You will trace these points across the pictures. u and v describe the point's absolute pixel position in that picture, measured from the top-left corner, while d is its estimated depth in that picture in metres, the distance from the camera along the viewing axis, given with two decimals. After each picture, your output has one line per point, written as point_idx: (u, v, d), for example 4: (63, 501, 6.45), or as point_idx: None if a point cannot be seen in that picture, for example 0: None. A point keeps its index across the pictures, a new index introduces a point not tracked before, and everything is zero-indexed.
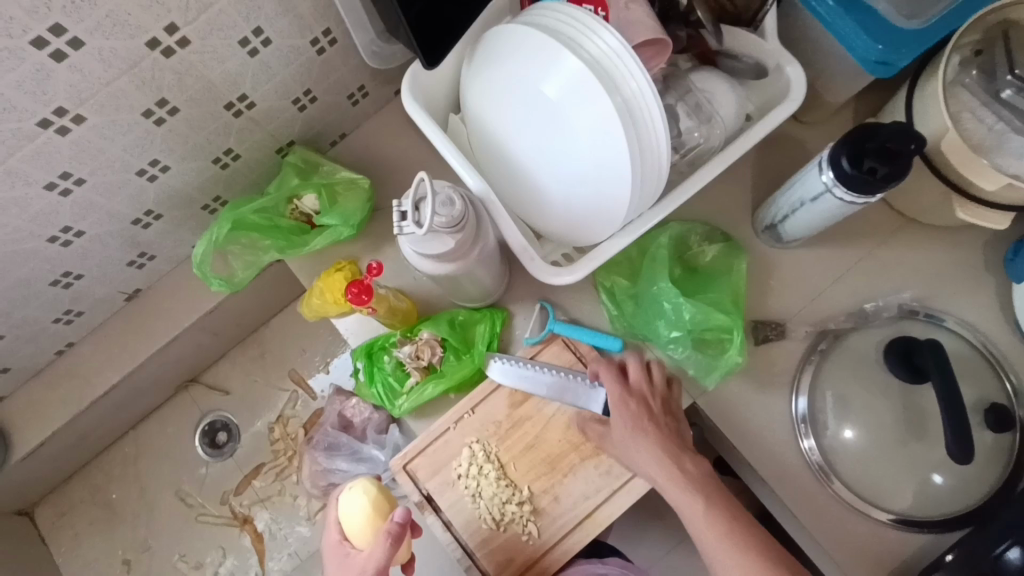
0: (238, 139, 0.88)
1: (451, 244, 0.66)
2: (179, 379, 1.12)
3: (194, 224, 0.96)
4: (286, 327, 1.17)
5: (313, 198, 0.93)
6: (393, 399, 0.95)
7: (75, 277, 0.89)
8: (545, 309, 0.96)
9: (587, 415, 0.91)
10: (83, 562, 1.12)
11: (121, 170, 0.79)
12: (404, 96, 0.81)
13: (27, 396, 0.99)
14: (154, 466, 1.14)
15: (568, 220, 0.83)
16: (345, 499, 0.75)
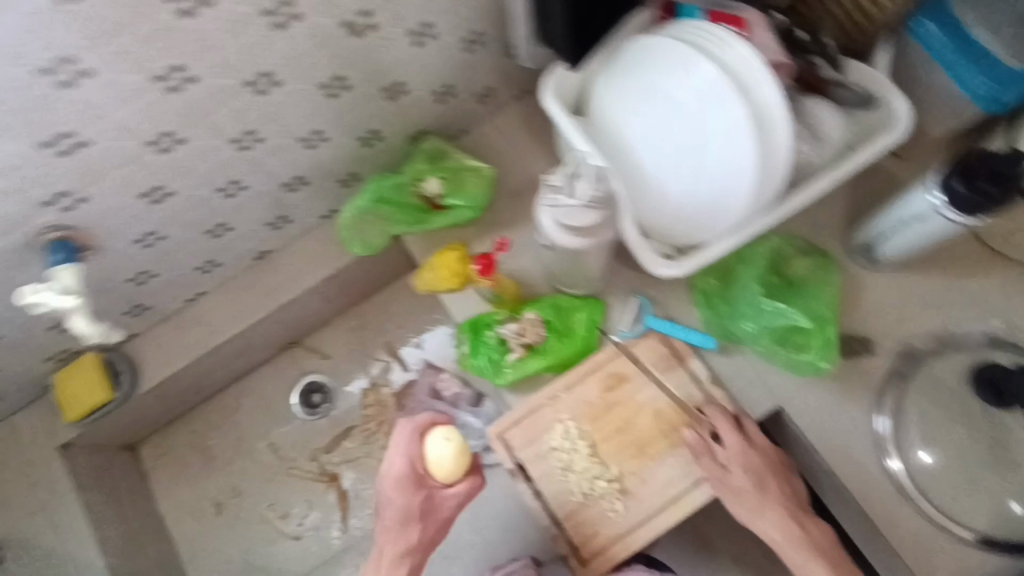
0: (384, 122, 0.96)
1: (594, 217, 0.70)
2: (285, 340, 1.21)
3: (328, 195, 1.04)
4: (386, 302, 1.25)
5: (436, 181, 1.01)
6: (497, 373, 1.00)
7: (226, 230, 0.98)
8: (642, 304, 1.01)
9: (677, 404, 0.96)
10: (179, 499, 1.20)
11: (287, 136, 0.86)
12: (542, 93, 0.86)
13: (158, 337, 1.08)
14: (251, 419, 1.22)
15: (678, 221, 0.87)
16: (434, 448, 0.79)
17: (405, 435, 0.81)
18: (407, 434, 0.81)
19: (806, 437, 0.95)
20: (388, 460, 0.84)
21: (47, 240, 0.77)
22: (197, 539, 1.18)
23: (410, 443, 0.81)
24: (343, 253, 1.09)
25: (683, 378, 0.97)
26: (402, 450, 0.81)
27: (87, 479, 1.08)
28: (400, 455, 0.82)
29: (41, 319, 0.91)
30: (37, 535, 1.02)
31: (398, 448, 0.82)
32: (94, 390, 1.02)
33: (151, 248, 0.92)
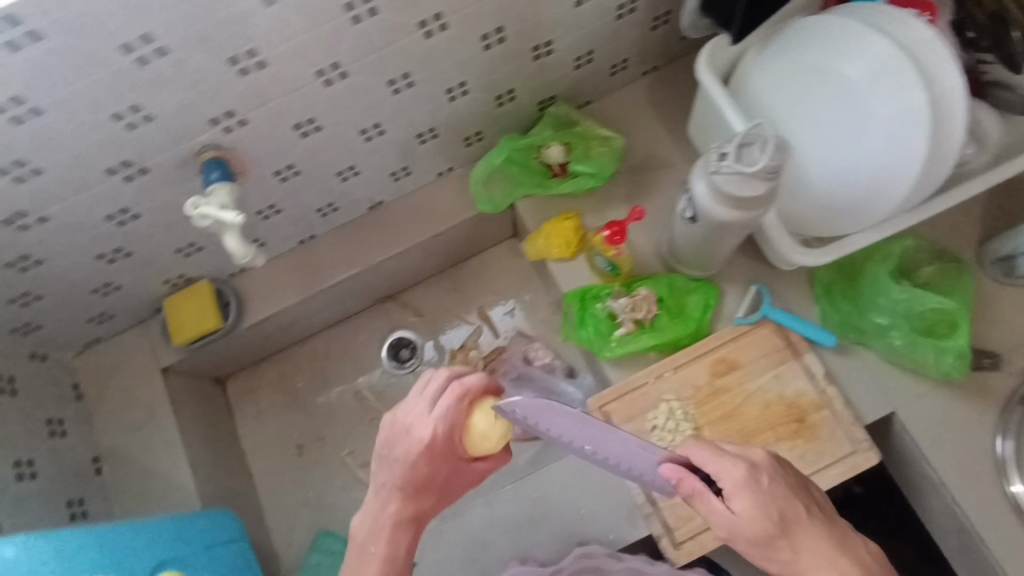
0: (523, 82, 0.95)
1: (763, 190, 0.69)
2: (381, 293, 1.22)
3: (451, 152, 1.04)
4: (482, 267, 1.26)
5: (558, 147, 1.00)
6: (603, 346, 0.99)
7: (352, 174, 0.98)
8: (761, 292, 0.99)
9: (787, 398, 0.94)
10: (262, 437, 1.22)
11: (435, 85, 0.87)
12: (698, 62, 0.85)
13: (267, 276, 1.10)
14: (339, 366, 1.24)
15: (822, 207, 0.84)
16: (483, 424, 0.70)
17: (450, 404, 0.69)
18: (452, 404, 0.69)
19: (917, 446, 0.93)
20: (415, 423, 0.69)
21: (205, 158, 0.78)
22: (276, 477, 1.20)
23: (453, 414, 0.69)
24: (455, 212, 1.09)
25: (797, 371, 0.95)
26: (442, 420, 0.69)
27: (183, 404, 1.09)
28: (438, 424, 0.69)
29: (172, 240, 0.93)
30: (138, 452, 1.05)
31: (437, 416, 0.69)
32: (204, 318, 1.04)
33: (286, 182, 0.92)
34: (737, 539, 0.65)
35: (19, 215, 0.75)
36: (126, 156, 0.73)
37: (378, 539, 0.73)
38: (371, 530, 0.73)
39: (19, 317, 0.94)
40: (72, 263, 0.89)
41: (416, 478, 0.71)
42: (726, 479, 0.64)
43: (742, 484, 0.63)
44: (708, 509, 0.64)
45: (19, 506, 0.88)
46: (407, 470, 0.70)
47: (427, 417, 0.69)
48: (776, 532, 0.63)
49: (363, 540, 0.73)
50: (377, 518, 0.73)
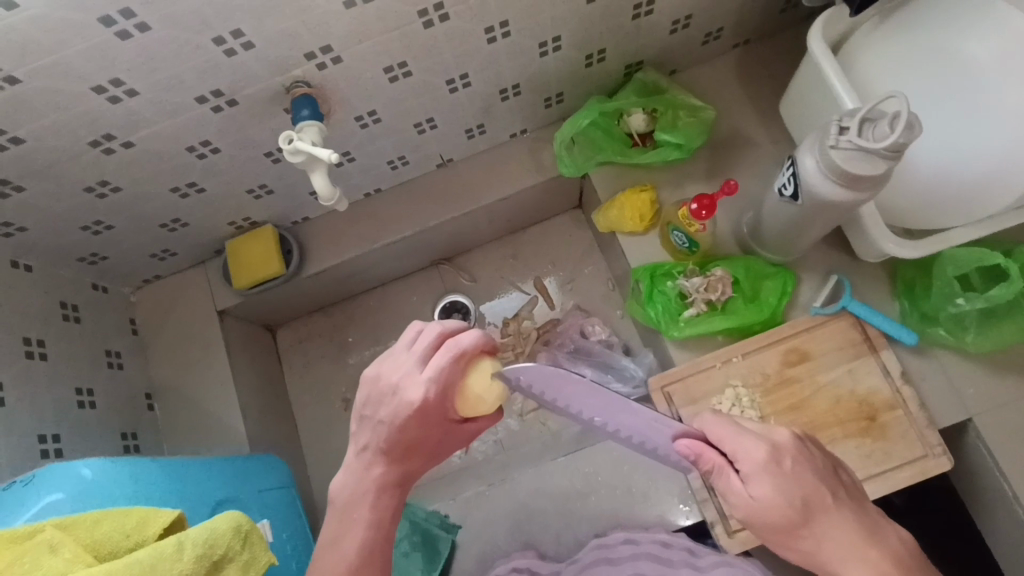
0: (615, 43, 0.92)
1: (882, 169, 0.68)
2: (438, 255, 1.21)
3: (530, 112, 1.01)
4: (542, 237, 1.23)
5: (642, 115, 0.97)
6: (671, 326, 0.96)
7: (430, 126, 0.95)
8: (841, 283, 0.96)
9: (861, 394, 0.91)
10: (309, 389, 1.21)
11: (530, 37, 0.84)
12: (811, 33, 0.82)
13: (328, 226, 1.07)
14: (391, 325, 1.23)
15: (924, 197, 0.81)
16: (482, 386, 0.64)
17: (445, 364, 0.62)
18: (447, 363, 0.62)
19: (992, 456, 0.89)
20: (403, 382, 0.63)
21: (295, 95, 0.77)
22: (320, 429, 1.19)
23: (448, 373, 0.62)
24: (525, 174, 1.05)
25: (872, 367, 0.91)
26: (437, 380, 0.62)
27: (237, 348, 1.08)
28: (432, 385, 0.62)
29: (246, 178, 0.91)
30: (189, 392, 1.03)
31: (429, 375, 0.62)
32: (265, 262, 1.02)
33: (366, 129, 0.90)
34: (760, 525, 0.61)
35: (107, 136, 0.75)
36: (218, 86, 0.72)
37: (363, 503, 0.66)
38: (352, 496, 0.67)
39: (88, 244, 0.93)
40: (146, 193, 0.87)
41: (402, 440, 0.65)
42: (746, 460, 0.61)
43: (763, 465, 0.60)
44: (728, 488, 0.62)
45: (78, 432, 0.88)
46: (393, 431, 0.64)
47: (418, 376, 0.63)
48: (798, 520, 0.59)
49: (345, 506, 0.66)
50: (358, 483, 0.67)
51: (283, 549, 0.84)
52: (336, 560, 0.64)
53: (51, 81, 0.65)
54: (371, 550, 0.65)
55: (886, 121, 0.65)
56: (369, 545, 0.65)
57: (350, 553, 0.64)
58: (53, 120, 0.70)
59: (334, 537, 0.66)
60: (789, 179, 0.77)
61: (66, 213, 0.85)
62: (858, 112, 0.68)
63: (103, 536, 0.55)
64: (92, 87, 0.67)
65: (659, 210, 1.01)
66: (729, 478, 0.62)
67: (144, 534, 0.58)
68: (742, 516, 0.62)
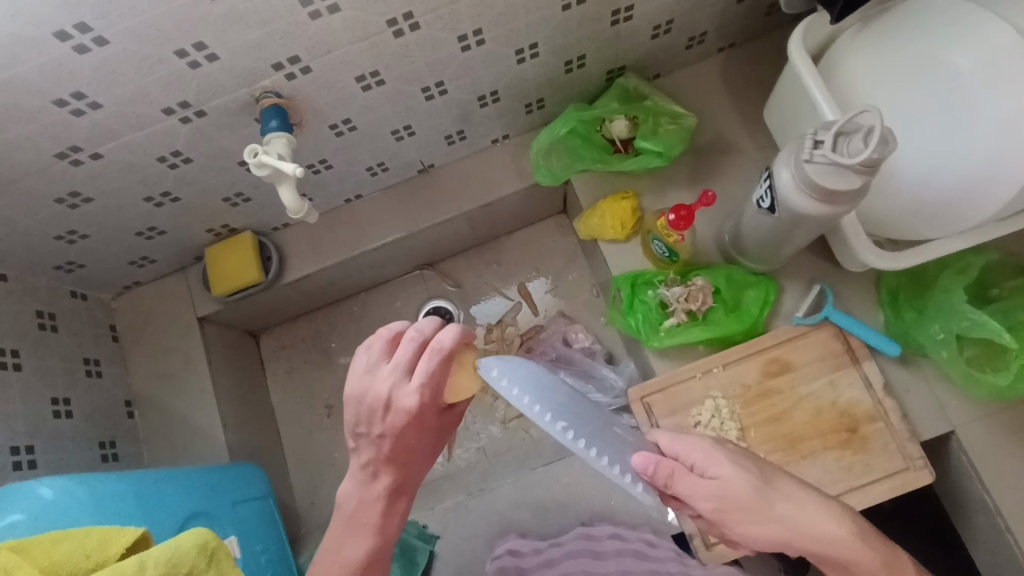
0: (595, 49, 0.90)
1: (858, 183, 0.67)
2: (421, 261, 1.20)
3: (510, 118, 0.99)
4: (526, 242, 1.22)
5: (623, 122, 0.96)
6: (652, 336, 0.95)
7: (408, 133, 0.94)
8: (823, 292, 0.94)
9: (841, 405, 0.90)
10: (293, 395, 1.21)
11: (505, 45, 0.83)
12: (791, 41, 0.81)
13: (308, 232, 1.06)
14: (373, 330, 1.22)
15: (908, 207, 0.80)
16: (471, 379, 0.64)
17: (434, 369, 0.60)
18: (435, 367, 0.60)
19: (975, 469, 0.88)
20: (393, 394, 0.61)
21: (265, 105, 0.75)
22: (303, 435, 1.19)
23: (438, 376, 0.61)
24: (506, 181, 1.04)
25: (853, 379, 0.90)
26: (430, 385, 0.60)
27: (218, 355, 1.08)
28: (425, 391, 0.60)
29: (221, 187, 0.90)
30: (169, 400, 1.03)
31: (421, 381, 0.60)
32: (245, 269, 1.01)
33: (341, 137, 0.89)
34: (733, 510, 0.60)
35: (74, 148, 0.74)
36: (185, 97, 0.71)
37: (372, 510, 0.67)
38: (360, 505, 0.67)
39: (63, 253, 0.93)
40: (119, 203, 0.86)
41: (402, 446, 0.64)
42: (694, 450, 0.63)
43: (712, 449, 0.63)
44: (692, 488, 0.60)
45: (54, 443, 0.88)
46: (393, 440, 0.63)
47: (407, 385, 0.61)
48: (761, 484, 0.61)
49: (353, 514, 0.67)
50: (364, 492, 0.67)
51: (256, 563, 0.84)
52: (339, 563, 0.65)
53: (13, 96, 0.64)
54: (376, 555, 0.66)
55: (860, 134, 0.64)
56: (377, 551, 0.66)
57: (356, 557, 0.66)
58: (17, 133, 0.69)
59: (337, 542, 0.67)
60: (766, 192, 0.76)
61: (37, 223, 0.84)
62: (832, 125, 0.67)
63: (62, 557, 0.54)
64: (54, 100, 0.66)
65: (640, 218, 1.00)
66: (688, 477, 0.60)
67: (106, 554, 0.56)
68: (713, 508, 0.60)
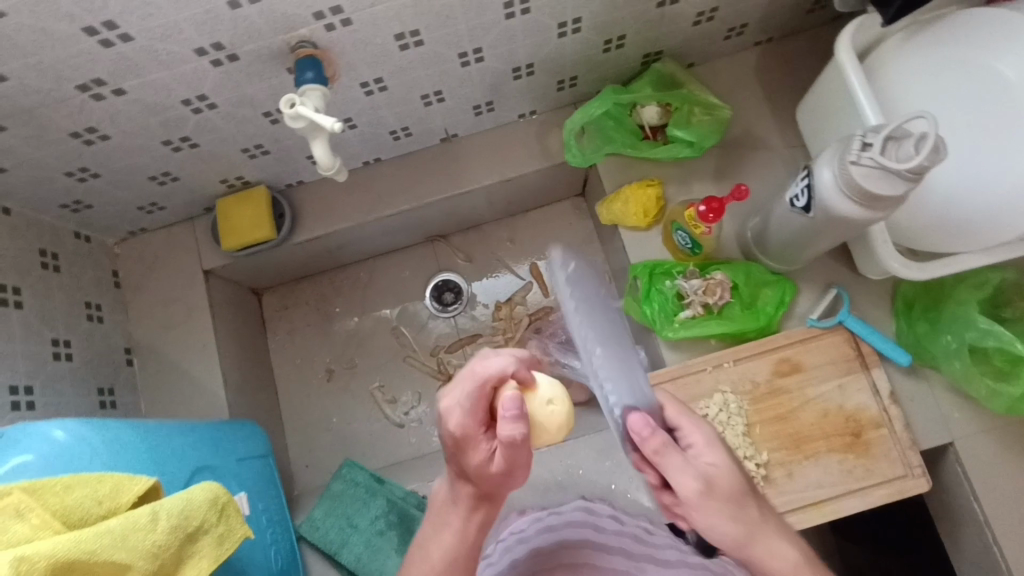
0: (637, 30, 0.88)
1: (902, 190, 0.66)
2: (434, 232, 1.18)
3: (541, 93, 0.97)
4: (541, 222, 1.21)
5: (656, 108, 0.94)
6: (666, 326, 0.95)
7: (438, 99, 0.91)
8: (840, 296, 0.95)
9: (846, 410, 0.91)
10: (292, 355, 1.20)
11: (549, 16, 0.80)
12: (839, 39, 0.79)
13: (325, 192, 1.04)
14: (380, 297, 1.21)
15: (933, 220, 0.80)
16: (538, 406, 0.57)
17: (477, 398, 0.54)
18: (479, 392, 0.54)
19: (969, 481, 0.90)
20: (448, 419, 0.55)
21: (299, 56, 0.73)
22: (302, 398, 1.18)
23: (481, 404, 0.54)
24: (531, 158, 1.02)
25: (861, 384, 0.91)
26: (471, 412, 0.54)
27: (221, 311, 1.06)
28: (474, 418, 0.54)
29: (241, 137, 0.87)
30: (171, 350, 1.01)
31: (456, 400, 0.55)
32: (257, 225, 0.98)
33: (370, 96, 0.86)
34: (712, 496, 0.59)
35: (97, 82, 0.71)
36: (218, 39, 0.68)
37: (454, 512, 0.62)
38: (444, 503, 0.63)
39: (71, 192, 0.89)
40: (135, 144, 0.83)
41: (463, 469, 0.59)
42: (692, 434, 0.64)
43: (708, 435, 0.63)
44: (674, 465, 0.59)
45: (52, 384, 0.86)
46: (448, 460, 0.59)
47: (463, 409, 0.54)
48: (746, 486, 0.61)
49: (437, 512, 0.64)
50: (448, 494, 0.63)
51: (258, 522, 0.84)
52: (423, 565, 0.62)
53: (40, 19, 0.61)
54: (458, 560, 0.62)
55: (912, 140, 0.64)
56: (455, 553, 0.62)
57: (437, 556, 0.62)
58: (39, 60, 0.66)
59: (426, 537, 0.64)
60: (803, 191, 0.76)
61: (48, 157, 0.81)
62: (882, 129, 0.66)
63: (74, 502, 0.53)
64: (83, 28, 0.63)
65: (664, 207, 0.99)
66: (678, 454, 0.59)
67: (117, 501, 0.56)
68: (695, 491, 0.59)
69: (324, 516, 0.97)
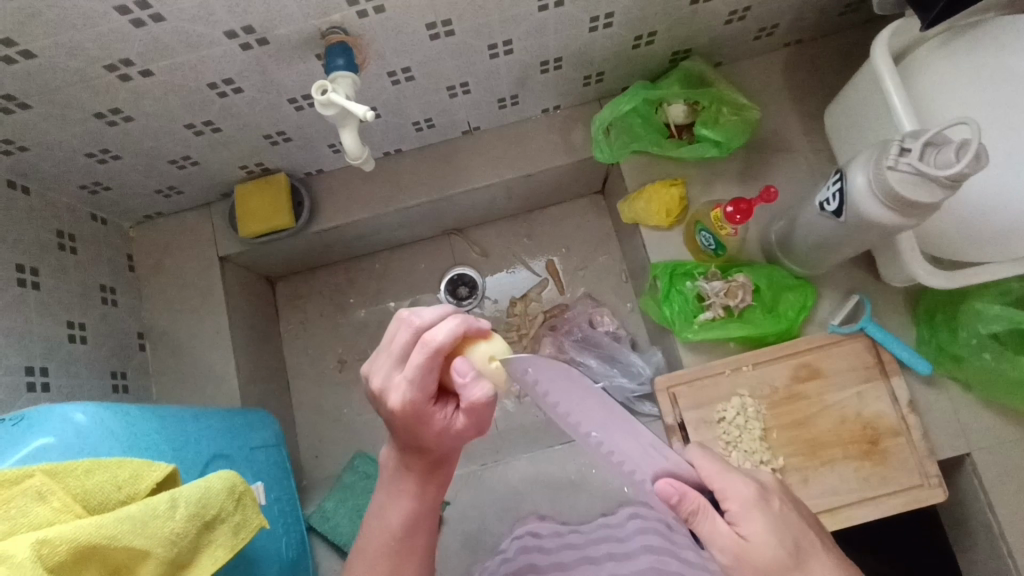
0: (668, 26, 0.87)
1: (938, 197, 0.66)
2: (451, 225, 1.17)
3: (567, 88, 0.96)
4: (558, 219, 1.20)
5: (682, 106, 0.93)
6: (685, 328, 0.94)
7: (463, 91, 0.90)
8: (862, 302, 0.94)
9: (864, 417, 0.90)
10: (304, 344, 1.19)
11: (582, 9, 0.79)
12: (876, 41, 0.78)
13: (344, 182, 1.03)
14: (394, 289, 1.20)
15: (962, 228, 0.79)
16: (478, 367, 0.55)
17: (421, 370, 0.55)
18: (422, 365, 0.54)
19: (985, 492, 0.89)
20: (387, 390, 0.57)
21: (331, 42, 0.72)
22: (313, 388, 1.17)
23: (423, 376, 0.55)
24: (553, 153, 1.01)
25: (881, 392, 0.90)
26: (414, 386, 0.56)
27: (236, 298, 1.05)
28: (417, 389, 0.56)
29: (265, 122, 0.86)
30: (184, 336, 1.00)
31: (405, 377, 0.56)
32: (275, 212, 0.97)
33: (397, 86, 0.85)
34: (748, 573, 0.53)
35: (124, 62, 0.70)
36: (250, 22, 0.67)
37: (407, 475, 0.67)
38: (394, 470, 0.68)
39: (90, 173, 0.88)
40: (159, 126, 0.82)
41: (414, 438, 0.63)
42: (733, 498, 0.55)
43: (753, 502, 0.54)
44: (707, 532, 0.54)
45: (67, 366, 0.85)
46: (400, 432, 0.62)
47: (401, 381, 0.56)
48: (790, 566, 0.53)
49: (390, 478, 0.68)
50: (398, 460, 0.67)
51: (271, 512, 0.83)
52: (382, 528, 0.67)
53: None
54: (415, 517, 0.68)
55: (952, 147, 0.63)
56: (414, 514, 0.68)
57: (395, 521, 0.67)
58: (70, 38, 0.65)
59: (381, 505, 0.68)
60: (834, 195, 0.75)
61: (70, 137, 0.80)
62: (922, 134, 0.65)
63: (94, 487, 0.52)
64: (116, 7, 0.62)
65: (686, 207, 0.98)
66: (711, 521, 0.53)
67: (137, 487, 0.55)
68: (725, 565, 0.54)
69: (335, 507, 0.96)
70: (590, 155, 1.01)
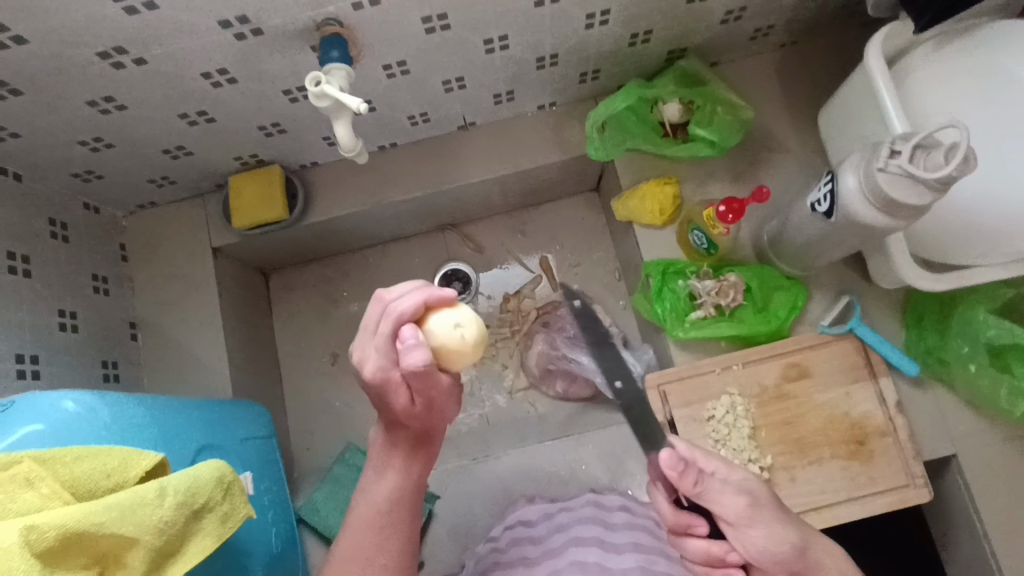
0: (664, 25, 0.87)
1: (926, 200, 0.66)
2: (445, 220, 1.17)
3: (562, 85, 0.96)
4: (552, 216, 1.21)
5: (677, 106, 0.93)
6: (676, 325, 0.95)
7: (459, 85, 0.90)
8: (852, 304, 0.95)
9: (851, 417, 0.91)
10: (296, 337, 1.19)
11: (578, 6, 0.79)
12: (871, 43, 0.78)
13: (337, 175, 1.03)
14: (386, 282, 1.20)
15: (949, 232, 0.80)
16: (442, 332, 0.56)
17: (388, 334, 0.55)
18: (387, 329, 0.55)
19: (970, 492, 0.90)
20: (363, 364, 0.57)
21: (326, 34, 0.72)
22: (305, 381, 1.17)
23: (392, 342, 0.55)
24: (547, 149, 1.02)
25: (868, 392, 0.91)
26: (383, 352, 0.56)
27: (228, 289, 1.05)
28: (389, 358, 0.56)
29: (259, 114, 0.86)
30: (176, 327, 1.00)
31: (376, 346, 0.56)
32: (269, 205, 0.97)
33: (392, 79, 0.85)
34: (756, 509, 0.61)
35: (119, 50, 0.69)
36: (245, 12, 0.67)
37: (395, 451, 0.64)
38: (380, 448, 0.65)
39: (83, 161, 0.88)
40: (152, 115, 0.82)
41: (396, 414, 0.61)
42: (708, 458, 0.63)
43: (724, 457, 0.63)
44: (714, 492, 0.60)
45: (58, 355, 0.85)
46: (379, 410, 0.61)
47: (375, 350, 0.56)
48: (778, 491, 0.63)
49: (376, 458, 0.65)
50: (386, 439, 0.65)
51: (260, 502, 0.83)
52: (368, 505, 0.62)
53: None
54: (403, 499, 0.63)
55: (941, 151, 0.63)
56: (402, 494, 0.63)
57: (381, 501, 0.62)
58: (61, 25, 0.64)
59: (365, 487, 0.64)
60: (826, 196, 0.76)
61: (63, 125, 0.80)
62: (912, 137, 0.66)
63: (81, 474, 0.52)
64: None
65: (680, 205, 0.99)
66: (712, 479, 0.61)
67: (125, 476, 0.55)
68: (740, 512, 0.60)
69: (324, 500, 0.98)
70: (585, 152, 1.02)
